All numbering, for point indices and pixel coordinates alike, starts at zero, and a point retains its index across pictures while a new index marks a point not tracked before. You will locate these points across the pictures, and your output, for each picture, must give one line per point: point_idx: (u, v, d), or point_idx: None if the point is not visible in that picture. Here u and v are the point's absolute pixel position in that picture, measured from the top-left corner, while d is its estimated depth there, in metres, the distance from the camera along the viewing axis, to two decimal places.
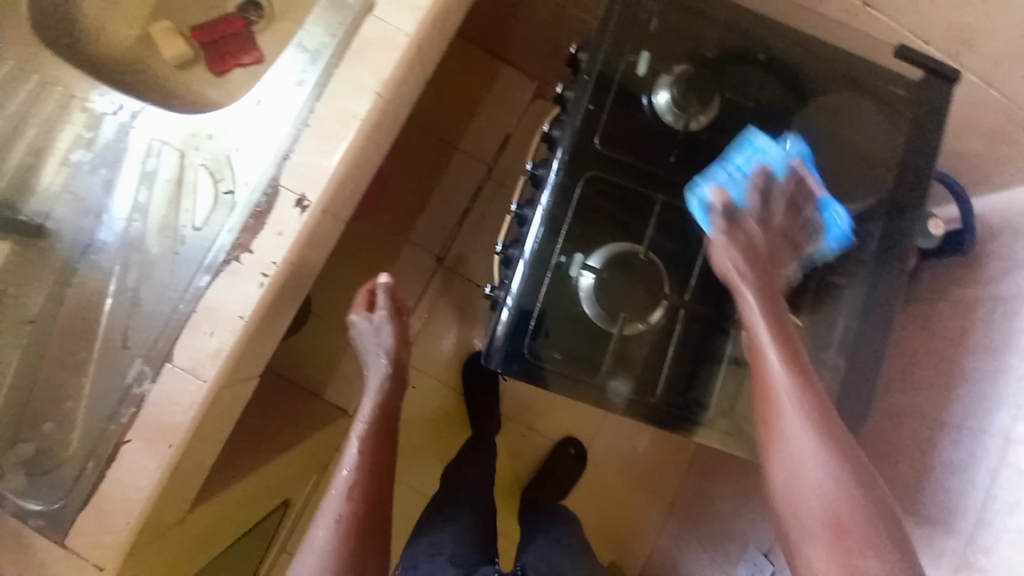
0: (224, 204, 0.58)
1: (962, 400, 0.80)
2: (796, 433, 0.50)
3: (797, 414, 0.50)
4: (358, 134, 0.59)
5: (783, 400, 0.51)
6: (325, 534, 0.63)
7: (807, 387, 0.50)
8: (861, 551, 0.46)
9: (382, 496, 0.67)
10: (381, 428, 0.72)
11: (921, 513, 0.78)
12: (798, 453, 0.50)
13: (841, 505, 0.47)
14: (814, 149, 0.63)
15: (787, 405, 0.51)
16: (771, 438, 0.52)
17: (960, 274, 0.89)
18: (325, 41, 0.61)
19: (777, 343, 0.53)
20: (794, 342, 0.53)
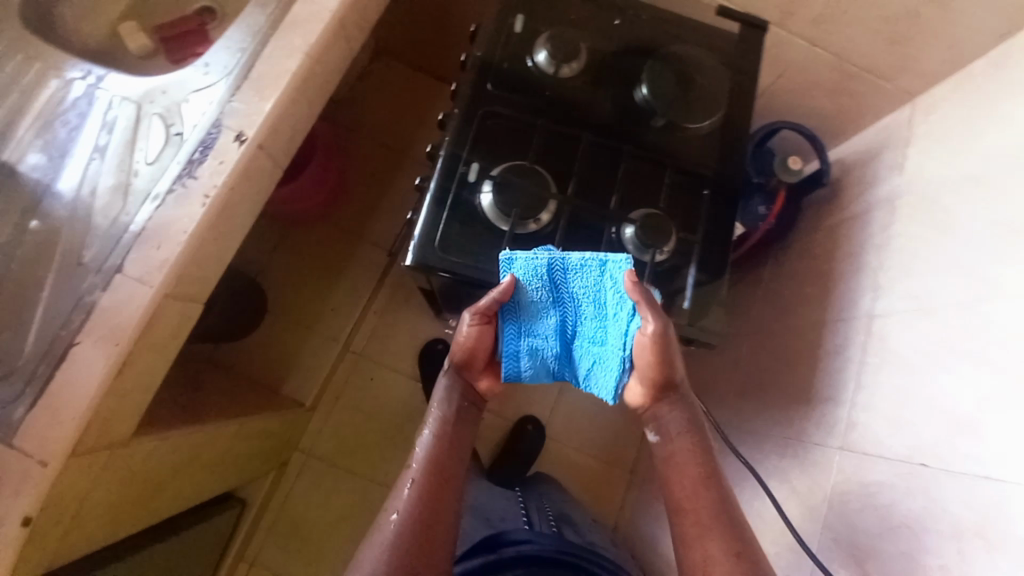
0: (174, 144, 0.69)
1: (839, 298, 0.93)
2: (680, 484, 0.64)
3: (707, 510, 0.61)
4: (289, 84, 0.71)
5: (673, 473, 0.66)
6: (382, 545, 0.60)
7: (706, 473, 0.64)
8: None
9: (445, 507, 0.63)
10: (449, 441, 0.67)
11: (815, 399, 0.89)
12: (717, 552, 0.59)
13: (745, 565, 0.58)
14: (664, 85, 0.78)
15: (695, 511, 0.62)
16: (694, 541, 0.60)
17: (830, 204, 1.06)
18: (262, 18, 0.75)
19: (689, 458, 0.65)
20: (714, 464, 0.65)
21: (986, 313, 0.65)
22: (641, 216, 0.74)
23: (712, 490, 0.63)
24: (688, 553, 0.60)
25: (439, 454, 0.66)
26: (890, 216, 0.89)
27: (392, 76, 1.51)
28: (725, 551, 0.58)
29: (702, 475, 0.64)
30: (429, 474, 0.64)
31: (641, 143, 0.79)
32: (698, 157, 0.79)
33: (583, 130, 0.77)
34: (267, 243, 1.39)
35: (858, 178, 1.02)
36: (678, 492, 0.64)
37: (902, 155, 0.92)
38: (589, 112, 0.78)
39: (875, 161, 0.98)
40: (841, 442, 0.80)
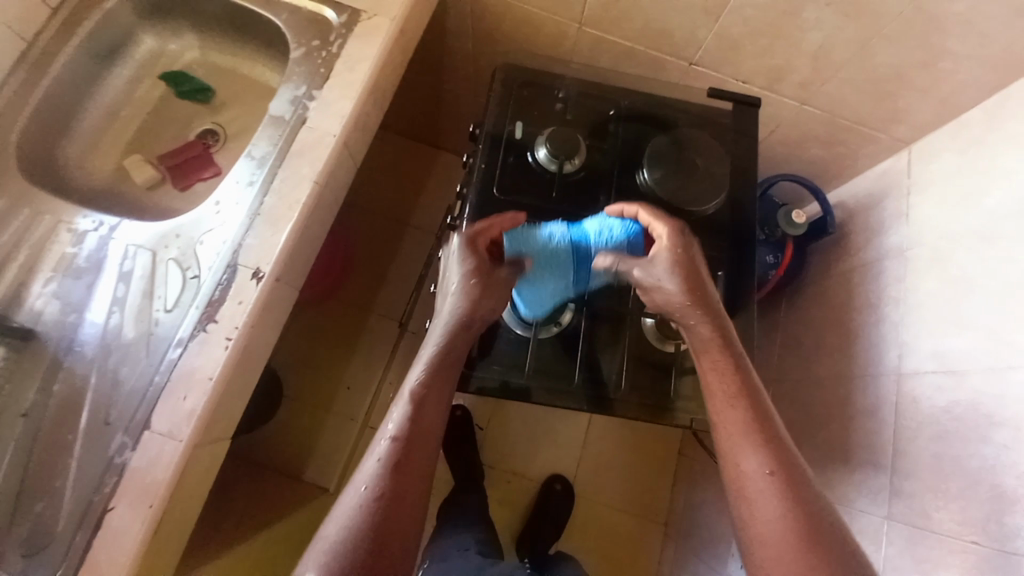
0: (191, 288, 0.69)
1: (863, 353, 0.93)
2: (722, 406, 0.65)
3: (765, 479, 0.60)
4: (301, 214, 0.72)
5: (711, 383, 0.67)
6: (351, 504, 0.58)
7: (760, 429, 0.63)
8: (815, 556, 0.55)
9: (410, 487, 0.59)
10: (421, 421, 0.63)
11: (855, 461, 0.88)
12: (769, 512, 0.58)
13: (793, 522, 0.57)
14: (667, 172, 0.80)
15: (752, 475, 0.60)
16: (745, 501, 0.60)
17: (837, 252, 1.07)
18: (270, 149, 0.76)
19: (743, 417, 0.64)
20: (768, 418, 0.64)
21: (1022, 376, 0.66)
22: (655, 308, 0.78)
23: (756, 413, 0.64)
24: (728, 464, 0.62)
25: (416, 421, 0.63)
26: (903, 267, 0.89)
27: (387, 148, 1.53)
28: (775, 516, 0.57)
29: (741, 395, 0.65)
30: (403, 437, 0.61)
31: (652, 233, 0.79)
32: (708, 235, 0.80)
33: None
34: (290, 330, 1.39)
35: (862, 224, 1.03)
36: (719, 413, 0.65)
37: (907, 203, 0.93)
38: (597, 207, 0.80)
39: (879, 209, 1.00)
40: (889, 512, 0.79)
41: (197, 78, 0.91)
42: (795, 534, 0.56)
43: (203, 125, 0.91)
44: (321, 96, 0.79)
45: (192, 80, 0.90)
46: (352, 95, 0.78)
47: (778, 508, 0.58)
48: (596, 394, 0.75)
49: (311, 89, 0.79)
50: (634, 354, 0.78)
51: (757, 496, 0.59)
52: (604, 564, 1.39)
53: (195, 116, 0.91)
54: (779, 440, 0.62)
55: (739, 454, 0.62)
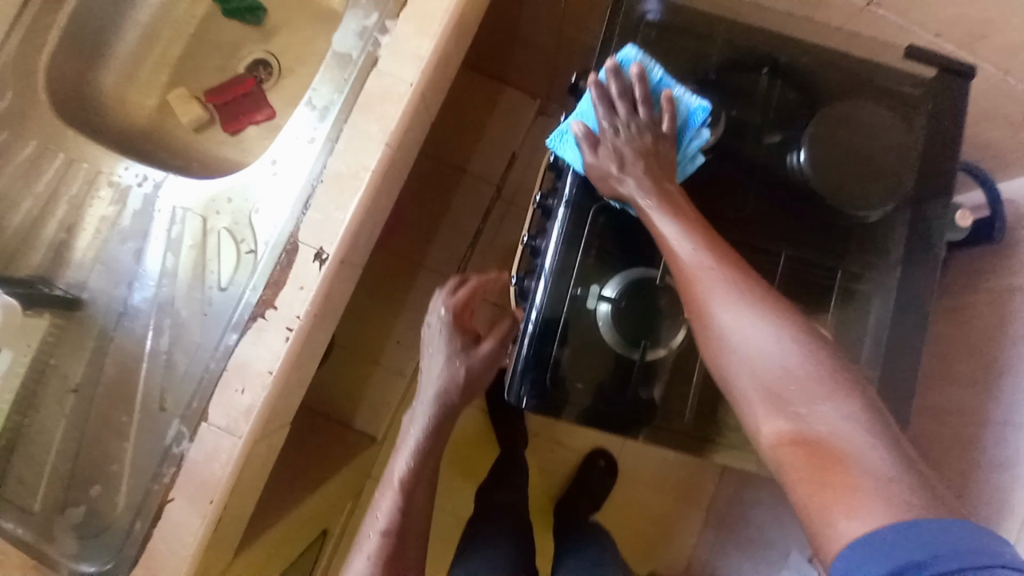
0: (247, 265, 0.60)
1: (1003, 396, 0.75)
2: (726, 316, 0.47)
3: (729, 311, 0.47)
4: (370, 186, 0.60)
5: (700, 274, 0.49)
6: (365, 559, 0.71)
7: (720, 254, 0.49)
8: (825, 406, 0.42)
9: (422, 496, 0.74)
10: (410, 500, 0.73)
11: (967, 515, 0.76)
12: (759, 346, 0.45)
13: (793, 359, 0.44)
14: (833, 161, 0.62)
15: (721, 303, 0.47)
16: (700, 321, 0.49)
17: (994, 264, 0.82)
18: (333, 98, 0.62)
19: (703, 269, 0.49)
20: (736, 262, 0.49)
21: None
22: None
23: (781, 298, 0.47)
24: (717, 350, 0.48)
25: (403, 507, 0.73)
26: None
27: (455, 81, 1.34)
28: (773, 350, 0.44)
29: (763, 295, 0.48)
30: (420, 453, 0.75)
31: (798, 240, 0.64)
32: (867, 246, 0.64)
33: (724, 227, 0.63)
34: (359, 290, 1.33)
35: None
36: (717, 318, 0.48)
37: None
38: (732, 200, 0.64)
39: None
40: None
41: None
42: (813, 376, 0.43)
43: (254, 55, 0.78)
44: (396, 29, 0.62)
45: None
46: (433, 31, 0.62)
47: (857, 433, 0.40)
48: (700, 430, 0.64)
49: (384, 19, 0.63)
50: None
51: (716, 316, 0.48)
52: (636, 539, 1.40)
53: (245, 42, 0.78)
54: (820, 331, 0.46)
55: (751, 351, 0.45)
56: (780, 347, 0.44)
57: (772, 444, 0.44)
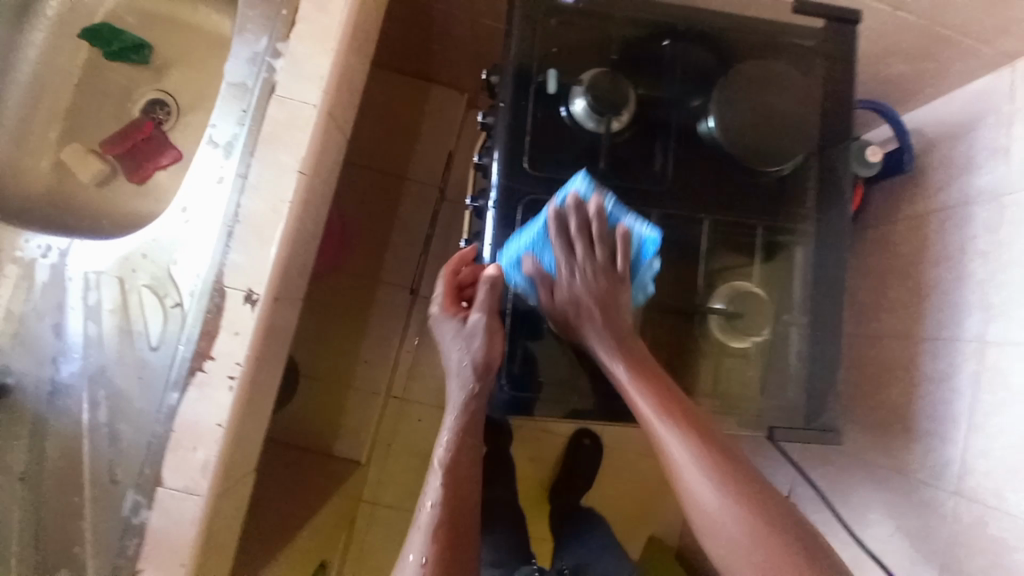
0: (175, 319, 0.58)
1: (932, 314, 0.85)
2: (672, 449, 0.57)
3: (685, 451, 0.56)
4: (290, 217, 0.58)
5: (655, 423, 0.58)
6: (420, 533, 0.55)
7: (703, 438, 0.57)
8: (759, 548, 0.52)
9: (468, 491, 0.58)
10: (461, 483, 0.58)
11: (915, 428, 0.83)
12: (693, 482, 0.55)
13: (730, 508, 0.53)
14: (740, 121, 0.64)
15: (675, 448, 0.57)
16: (659, 448, 0.58)
17: (909, 194, 0.93)
18: (236, 131, 0.59)
19: (677, 433, 0.57)
20: (661, 377, 0.60)
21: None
22: (726, 299, 0.66)
23: (710, 439, 0.57)
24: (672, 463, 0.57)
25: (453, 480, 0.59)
26: (995, 217, 0.78)
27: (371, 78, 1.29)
28: (707, 490, 0.55)
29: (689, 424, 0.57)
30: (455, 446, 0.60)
31: (721, 203, 0.65)
32: (786, 198, 0.67)
33: (648, 201, 0.64)
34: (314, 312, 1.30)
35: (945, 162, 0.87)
36: (666, 450, 0.57)
37: (1009, 134, 0.79)
38: (651, 174, 0.65)
39: (970, 141, 0.84)
40: (956, 483, 0.77)
41: (128, 33, 0.73)
42: (737, 512, 0.53)
43: (149, 95, 0.74)
44: (289, 50, 0.60)
45: (122, 36, 0.72)
46: (329, 46, 0.60)
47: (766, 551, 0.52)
48: None
49: (274, 42, 0.60)
50: (704, 351, 0.67)
51: (667, 445, 0.57)
52: (631, 505, 1.44)
53: (137, 82, 0.74)
54: (733, 450, 0.57)
55: (700, 462, 0.56)
56: (714, 492, 0.54)
57: (717, 507, 0.54)
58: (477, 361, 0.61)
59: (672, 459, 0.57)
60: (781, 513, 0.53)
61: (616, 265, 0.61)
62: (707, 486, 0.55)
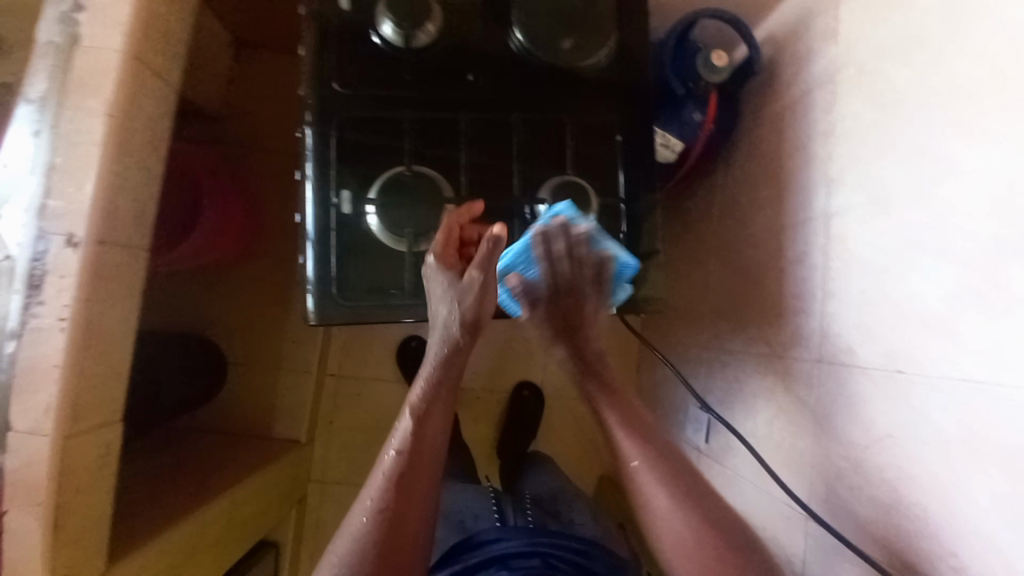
0: (5, 271, 0.60)
1: (792, 201, 0.84)
2: (652, 493, 0.61)
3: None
4: (104, 160, 0.60)
5: (645, 511, 0.62)
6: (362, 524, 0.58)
7: (709, 539, 0.59)
8: None
9: (416, 479, 0.60)
10: (426, 438, 0.62)
11: (785, 313, 0.84)
12: (664, 526, 0.60)
13: (709, 549, 0.58)
14: (542, 23, 0.66)
15: (696, 567, 0.59)
16: (642, 511, 0.62)
17: (767, 94, 0.93)
18: (45, 86, 0.61)
19: (671, 523, 0.60)
20: (694, 486, 0.62)
21: (975, 190, 0.56)
22: (552, 191, 0.66)
23: (705, 505, 0.60)
24: (644, 503, 0.62)
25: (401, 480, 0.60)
26: (830, 96, 0.78)
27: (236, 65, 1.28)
28: (682, 524, 0.59)
29: (666, 464, 0.63)
30: (407, 450, 0.60)
31: (534, 104, 0.67)
32: (603, 91, 0.69)
33: (461, 108, 0.66)
34: (233, 297, 1.30)
35: (790, 55, 0.88)
36: (640, 481, 0.62)
37: (836, 18, 0.78)
38: (462, 82, 0.66)
39: (811, 29, 0.84)
40: (819, 357, 0.76)
41: None
42: (695, 546, 0.58)
43: None
44: (89, 4, 0.62)
45: None
46: None
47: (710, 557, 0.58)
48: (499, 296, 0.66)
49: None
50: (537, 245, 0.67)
51: (649, 517, 0.61)
52: (579, 451, 1.45)
53: None
54: (717, 505, 0.61)
55: (672, 541, 0.60)
56: (682, 517, 0.60)
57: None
58: (466, 317, 0.62)
59: (657, 526, 0.61)
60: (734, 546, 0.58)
61: (585, 288, 0.64)
62: (674, 515, 0.60)
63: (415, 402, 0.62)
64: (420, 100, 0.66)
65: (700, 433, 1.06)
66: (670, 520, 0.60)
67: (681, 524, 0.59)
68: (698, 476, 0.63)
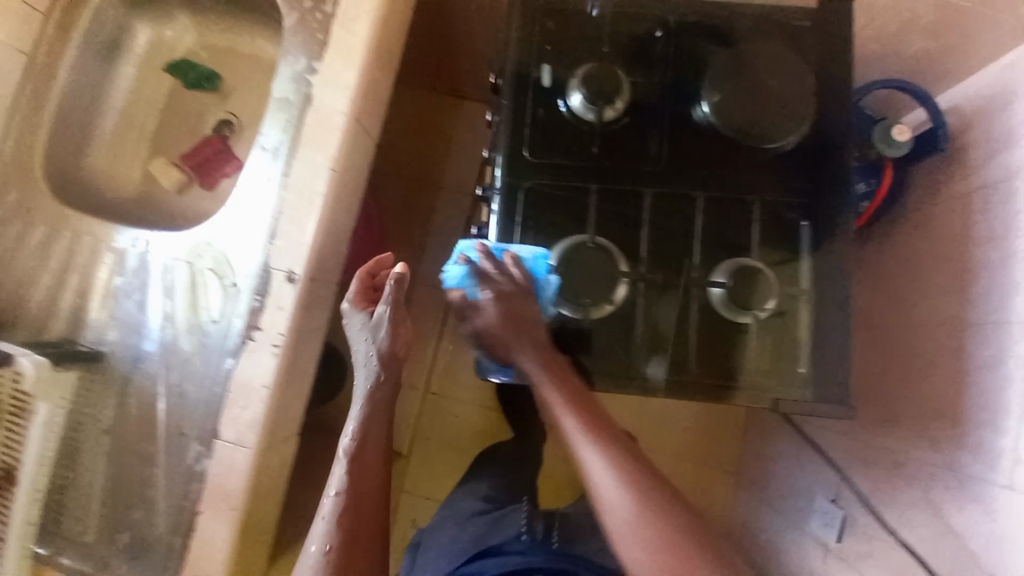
0: (232, 295, 0.68)
1: (980, 296, 0.78)
2: (594, 474, 0.57)
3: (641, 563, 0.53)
4: (324, 208, 0.68)
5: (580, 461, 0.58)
6: (323, 520, 0.61)
7: (655, 516, 0.54)
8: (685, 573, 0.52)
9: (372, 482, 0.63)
10: (367, 455, 0.64)
11: (964, 419, 0.77)
12: (603, 492, 0.56)
13: (651, 529, 0.54)
14: (734, 102, 0.66)
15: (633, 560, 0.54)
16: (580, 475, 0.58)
17: (948, 173, 0.87)
18: (281, 137, 0.70)
19: (602, 479, 0.56)
20: (630, 460, 0.57)
21: None
22: (728, 274, 0.66)
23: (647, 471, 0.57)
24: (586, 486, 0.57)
25: (361, 478, 0.63)
26: None
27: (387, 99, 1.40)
28: (622, 494, 0.55)
29: (619, 445, 0.58)
30: (359, 448, 0.64)
31: (717, 183, 0.67)
32: (789, 173, 0.67)
33: (643, 181, 0.68)
34: None
35: (981, 135, 0.81)
36: (583, 457, 0.58)
37: None
38: (647, 156, 0.68)
39: (1004, 111, 0.77)
40: (1008, 480, 0.69)
41: (203, 66, 0.89)
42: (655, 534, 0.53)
43: (218, 115, 0.90)
44: (323, 67, 0.71)
45: (198, 69, 0.88)
46: (355, 61, 0.70)
47: (650, 536, 0.53)
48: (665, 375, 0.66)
49: (312, 61, 0.71)
50: (704, 325, 0.67)
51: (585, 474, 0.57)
52: None
53: (208, 106, 0.90)
54: (650, 479, 0.56)
55: (615, 499, 0.55)
56: (624, 490, 0.55)
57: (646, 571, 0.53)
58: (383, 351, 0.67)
59: (591, 484, 0.57)
60: (686, 532, 0.54)
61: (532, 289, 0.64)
62: (623, 484, 0.55)
63: (366, 392, 0.66)
64: (605, 172, 0.68)
65: (832, 530, 0.99)
66: (606, 491, 0.55)
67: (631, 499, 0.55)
68: (633, 450, 0.58)
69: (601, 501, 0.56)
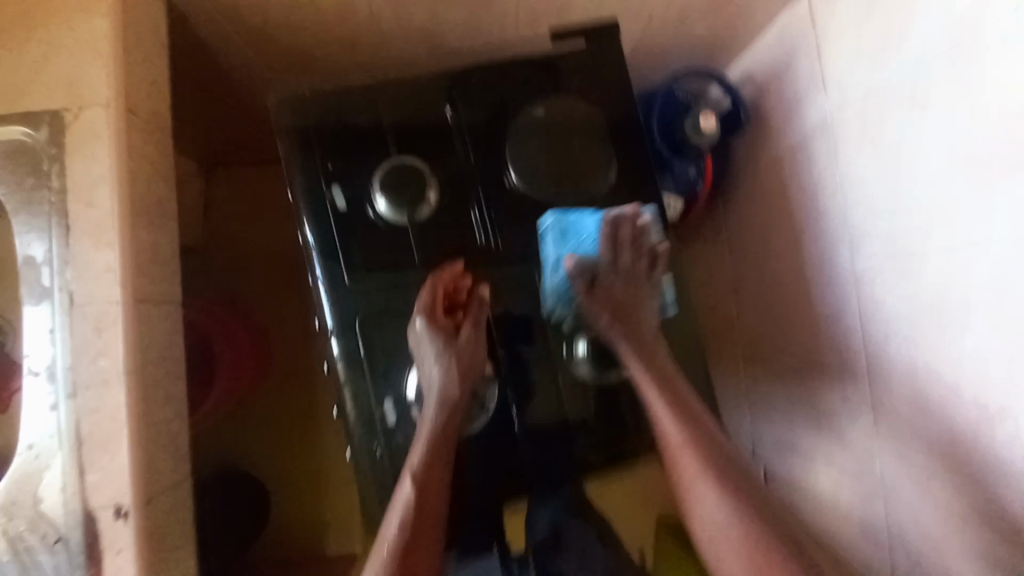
0: (60, 554, 0.58)
1: (813, 253, 0.81)
2: (704, 488, 0.62)
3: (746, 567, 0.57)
4: (130, 420, 0.58)
5: (686, 479, 0.63)
6: None
7: (758, 532, 0.58)
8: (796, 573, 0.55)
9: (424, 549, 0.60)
10: (418, 527, 0.60)
11: (828, 372, 0.80)
12: (711, 515, 0.61)
13: (759, 539, 0.57)
14: (537, 165, 0.69)
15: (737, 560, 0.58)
16: (688, 498, 0.63)
17: (761, 140, 0.92)
18: (50, 353, 0.59)
19: (713, 492, 0.61)
20: (746, 488, 0.61)
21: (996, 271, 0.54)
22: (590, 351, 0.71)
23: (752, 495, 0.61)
24: (692, 505, 0.63)
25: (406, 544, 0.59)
26: (832, 146, 0.75)
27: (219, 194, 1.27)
28: (724, 517, 0.60)
29: (726, 467, 0.62)
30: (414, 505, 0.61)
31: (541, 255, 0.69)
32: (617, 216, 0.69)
33: (474, 266, 0.69)
34: (255, 425, 1.26)
35: (776, 100, 0.86)
36: (685, 472, 0.63)
37: (821, 60, 0.76)
38: (468, 242, 0.69)
39: (789, 76, 0.83)
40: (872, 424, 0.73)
41: None
42: (755, 543, 0.57)
43: None
44: (72, 255, 0.59)
45: None
46: (109, 238, 0.59)
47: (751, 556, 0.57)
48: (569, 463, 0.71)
49: (55, 252, 0.60)
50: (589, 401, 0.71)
51: (693, 491, 0.62)
52: None
53: None
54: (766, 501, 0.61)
55: (720, 504, 0.60)
56: (726, 512, 0.59)
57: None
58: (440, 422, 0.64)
59: (698, 508, 0.62)
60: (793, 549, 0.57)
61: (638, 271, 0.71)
62: (718, 510, 0.60)
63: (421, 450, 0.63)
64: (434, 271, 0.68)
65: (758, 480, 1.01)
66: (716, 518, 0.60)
67: (734, 519, 0.59)
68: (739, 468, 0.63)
69: (708, 524, 0.61)
